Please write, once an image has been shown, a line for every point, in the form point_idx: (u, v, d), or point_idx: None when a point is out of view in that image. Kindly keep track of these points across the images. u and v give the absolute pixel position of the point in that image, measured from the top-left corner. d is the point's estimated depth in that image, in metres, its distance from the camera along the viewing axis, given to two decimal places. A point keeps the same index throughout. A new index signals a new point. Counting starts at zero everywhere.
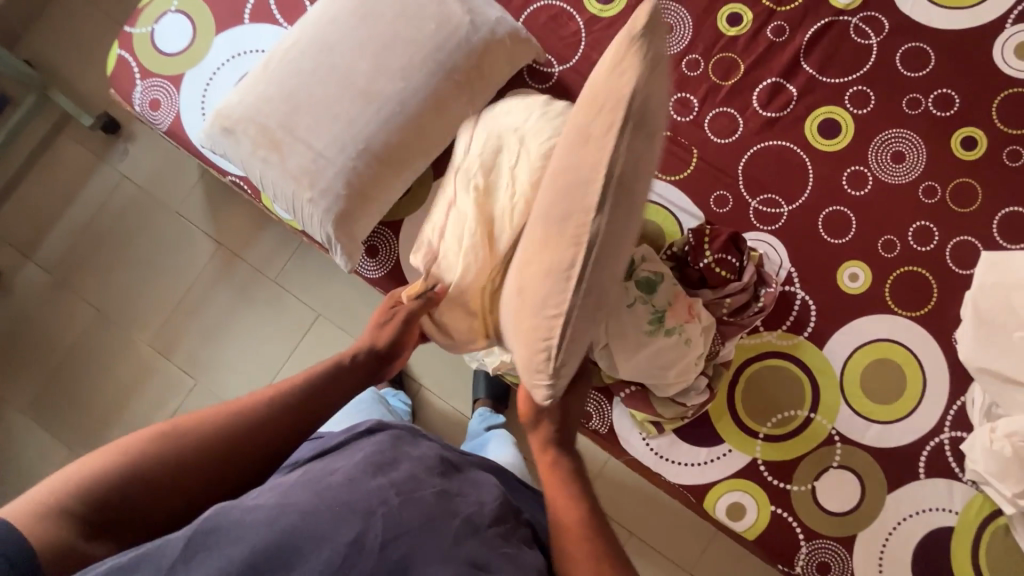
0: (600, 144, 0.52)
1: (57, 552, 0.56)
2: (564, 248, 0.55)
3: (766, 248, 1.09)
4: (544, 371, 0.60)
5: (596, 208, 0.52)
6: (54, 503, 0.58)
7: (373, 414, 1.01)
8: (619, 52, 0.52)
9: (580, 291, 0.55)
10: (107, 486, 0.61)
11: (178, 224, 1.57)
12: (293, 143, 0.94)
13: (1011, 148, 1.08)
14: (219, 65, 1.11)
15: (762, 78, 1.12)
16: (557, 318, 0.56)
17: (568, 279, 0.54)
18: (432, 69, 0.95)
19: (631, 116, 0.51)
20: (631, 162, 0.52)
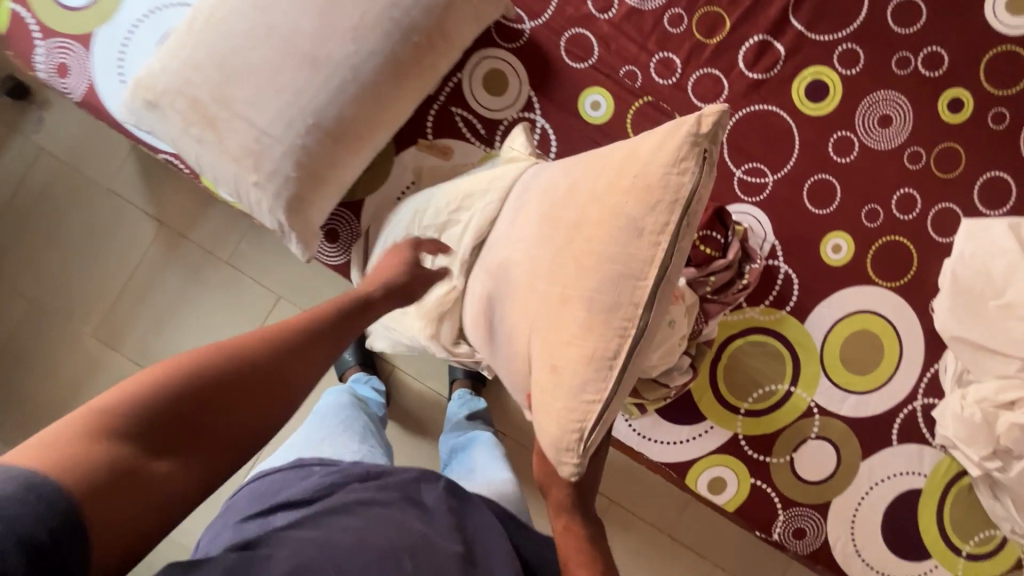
0: (651, 243, 0.56)
1: (112, 481, 0.48)
2: (604, 336, 0.57)
3: (750, 221, 1.05)
4: (575, 451, 0.58)
5: (643, 304, 0.57)
6: (103, 427, 0.50)
7: (353, 423, 0.95)
8: (665, 154, 0.56)
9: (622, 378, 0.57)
10: (150, 418, 0.53)
11: (112, 202, 1.41)
12: (230, 120, 0.82)
13: (997, 111, 1.05)
14: (135, 23, 0.95)
15: (748, 36, 1.04)
16: (597, 401, 0.57)
17: (611, 367, 0.56)
18: (387, 29, 0.83)
19: (682, 220, 0.56)
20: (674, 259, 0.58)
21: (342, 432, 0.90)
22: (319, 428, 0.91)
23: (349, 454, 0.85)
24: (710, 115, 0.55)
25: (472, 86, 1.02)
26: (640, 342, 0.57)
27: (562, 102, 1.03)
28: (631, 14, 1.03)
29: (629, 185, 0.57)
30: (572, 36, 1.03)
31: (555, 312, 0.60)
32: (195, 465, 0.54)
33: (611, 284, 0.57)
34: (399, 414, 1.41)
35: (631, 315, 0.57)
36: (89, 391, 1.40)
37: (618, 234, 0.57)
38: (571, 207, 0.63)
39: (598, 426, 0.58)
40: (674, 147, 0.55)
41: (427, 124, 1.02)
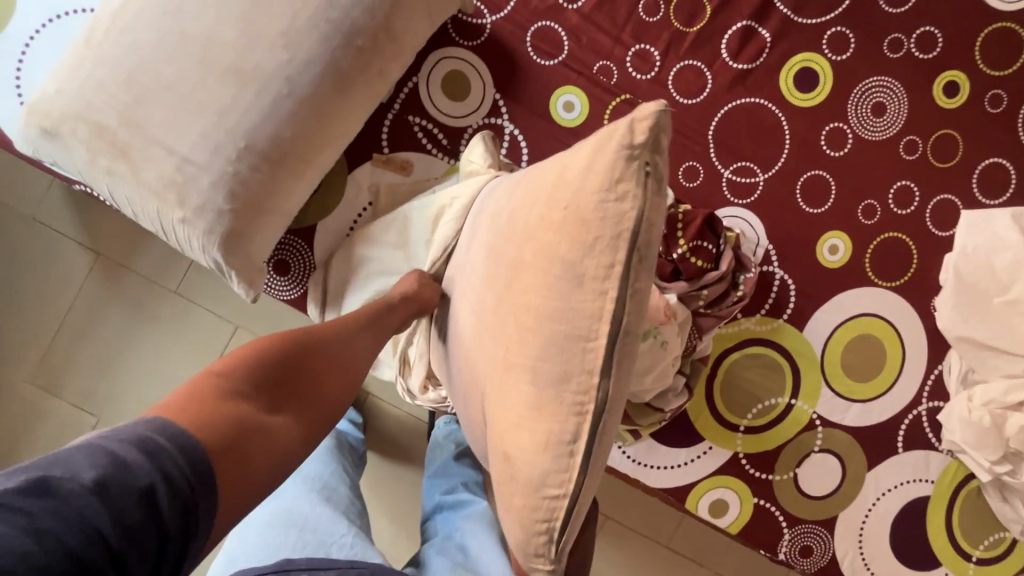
0: (597, 291, 0.44)
1: (239, 431, 0.51)
2: (556, 419, 0.46)
3: (741, 224, 0.97)
4: (547, 555, 0.48)
5: (602, 370, 0.44)
6: (220, 391, 0.52)
7: (340, 496, 0.84)
8: (596, 173, 0.44)
9: (586, 470, 0.45)
10: (257, 382, 0.55)
11: (38, 233, 1.27)
12: (145, 147, 0.70)
13: (994, 93, 0.98)
14: (31, 34, 0.81)
15: (730, 23, 0.95)
16: (562, 497, 0.46)
17: (572, 454, 0.45)
18: (324, 32, 0.72)
19: (633, 255, 0.44)
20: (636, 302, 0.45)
21: (323, 517, 0.79)
22: (301, 505, 0.80)
23: (339, 546, 0.74)
24: (649, 115, 0.42)
25: (430, 91, 0.91)
26: (603, 418, 0.45)
27: (532, 104, 0.93)
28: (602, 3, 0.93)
29: (562, 220, 0.46)
30: (538, 30, 0.93)
31: (506, 387, 0.50)
32: (299, 425, 0.57)
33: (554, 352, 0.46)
34: (377, 443, 1.31)
35: (584, 388, 0.45)
36: (29, 443, 1.27)
37: (555, 286, 0.46)
38: (511, 254, 0.54)
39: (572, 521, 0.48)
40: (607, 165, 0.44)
41: (383, 135, 0.91)
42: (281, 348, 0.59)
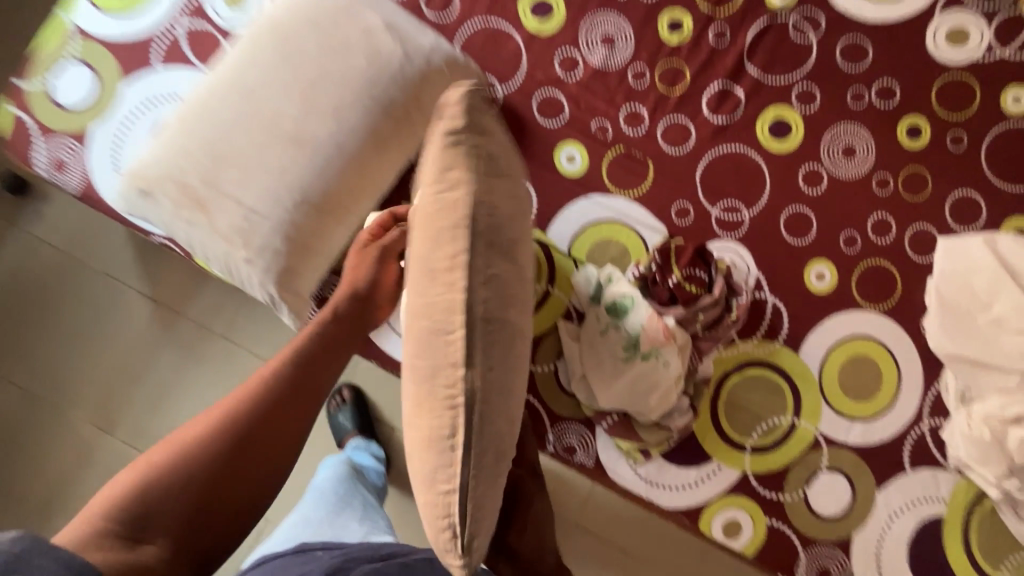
0: (448, 281, 0.47)
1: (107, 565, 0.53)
2: (435, 415, 0.47)
3: (731, 256, 1.07)
4: (455, 554, 0.47)
5: (463, 357, 0.46)
6: (97, 521, 0.56)
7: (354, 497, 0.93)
8: (436, 169, 0.50)
9: (468, 457, 0.46)
10: (130, 507, 0.56)
11: (108, 286, 1.43)
12: (220, 201, 0.86)
13: (954, 134, 1.10)
14: (129, 116, 1.00)
15: (708, 85, 1.10)
16: (453, 493, 0.46)
17: (453, 448, 0.46)
18: (366, 106, 0.89)
19: (473, 237, 0.48)
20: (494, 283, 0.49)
21: (341, 512, 0.88)
22: (318, 511, 0.88)
23: (352, 535, 0.82)
24: (456, 113, 0.52)
25: None
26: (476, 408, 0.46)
27: (539, 159, 1.08)
28: (596, 73, 1.10)
29: (419, 222, 0.51)
30: (543, 97, 1.09)
31: (405, 391, 0.53)
32: (177, 539, 0.57)
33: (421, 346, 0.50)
34: (401, 477, 1.37)
35: (453, 380, 0.46)
36: (83, 479, 1.37)
37: (417, 284, 0.50)
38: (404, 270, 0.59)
39: (475, 515, 0.47)
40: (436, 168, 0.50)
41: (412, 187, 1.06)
42: (176, 450, 0.59)
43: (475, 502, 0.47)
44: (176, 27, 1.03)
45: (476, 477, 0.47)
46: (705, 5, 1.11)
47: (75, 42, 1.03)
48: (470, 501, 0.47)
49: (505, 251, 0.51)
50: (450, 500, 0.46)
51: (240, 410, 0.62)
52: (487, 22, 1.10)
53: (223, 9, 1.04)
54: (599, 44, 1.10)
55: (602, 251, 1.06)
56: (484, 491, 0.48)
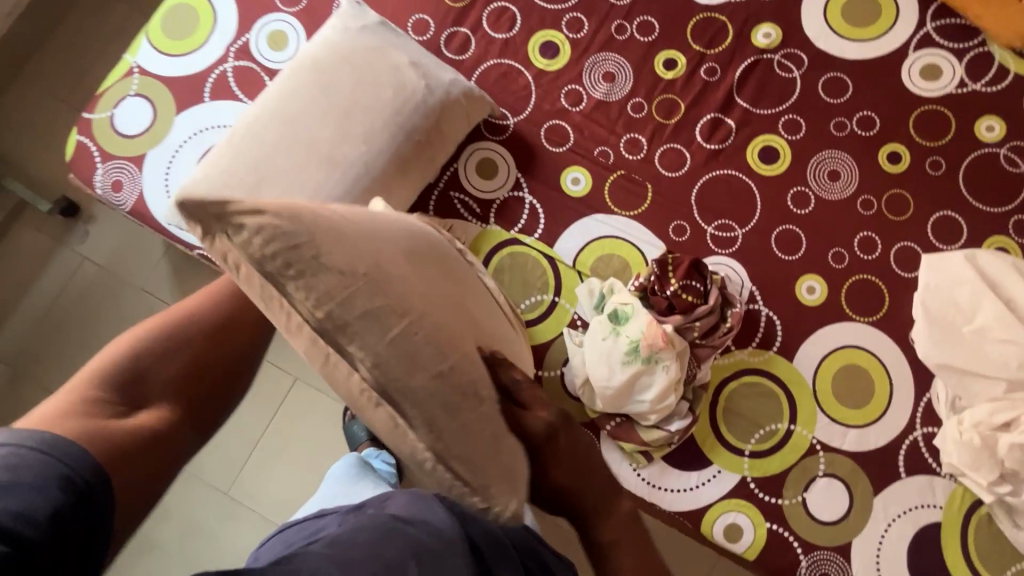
0: (309, 334, 0.53)
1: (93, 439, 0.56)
2: (381, 416, 0.56)
3: (726, 270, 1.15)
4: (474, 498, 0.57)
5: (355, 370, 0.54)
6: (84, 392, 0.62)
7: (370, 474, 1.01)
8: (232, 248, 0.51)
9: (416, 427, 0.55)
10: (118, 380, 0.65)
11: (143, 300, 1.52)
12: None
13: (932, 159, 1.18)
14: (181, 142, 1.13)
15: (701, 116, 1.20)
16: (429, 454, 0.56)
17: (400, 424, 0.56)
18: (393, 133, 1.00)
19: (291, 281, 0.50)
20: (346, 287, 0.51)
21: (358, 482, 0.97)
22: (336, 488, 0.95)
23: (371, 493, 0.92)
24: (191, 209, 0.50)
25: (467, 172, 1.17)
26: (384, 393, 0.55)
27: (547, 181, 1.18)
28: (598, 105, 1.21)
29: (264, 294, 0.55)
30: (551, 126, 1.20)
31: None
32: (167, 411, 0.65)
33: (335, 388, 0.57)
34: None
35: (362, 385, 0.54)
36: None
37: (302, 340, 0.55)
38: None
39: (479, 464, 0.57)
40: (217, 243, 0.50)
41: (431, 206, 1.16)
42: (162, 331, 0.69)
43: (472, 457, 0.56)
44: (226, 66, 1.17)
45: (457, 439, 0.56)
46: (697, 46, 1.23)
47: (137, 79, 1.17)
48: (452, 462, 0.56)
49: (338, 271, 0.51)
50: (452, 469, 0.56)
51: (217, 312, 0.73)
52: (500, 61, 1.23)
53: (267, 51, 1.18)
54: (601, 80, 1.22)
55: (605, 265, 1.14)
56: (474, 445, 0.57)
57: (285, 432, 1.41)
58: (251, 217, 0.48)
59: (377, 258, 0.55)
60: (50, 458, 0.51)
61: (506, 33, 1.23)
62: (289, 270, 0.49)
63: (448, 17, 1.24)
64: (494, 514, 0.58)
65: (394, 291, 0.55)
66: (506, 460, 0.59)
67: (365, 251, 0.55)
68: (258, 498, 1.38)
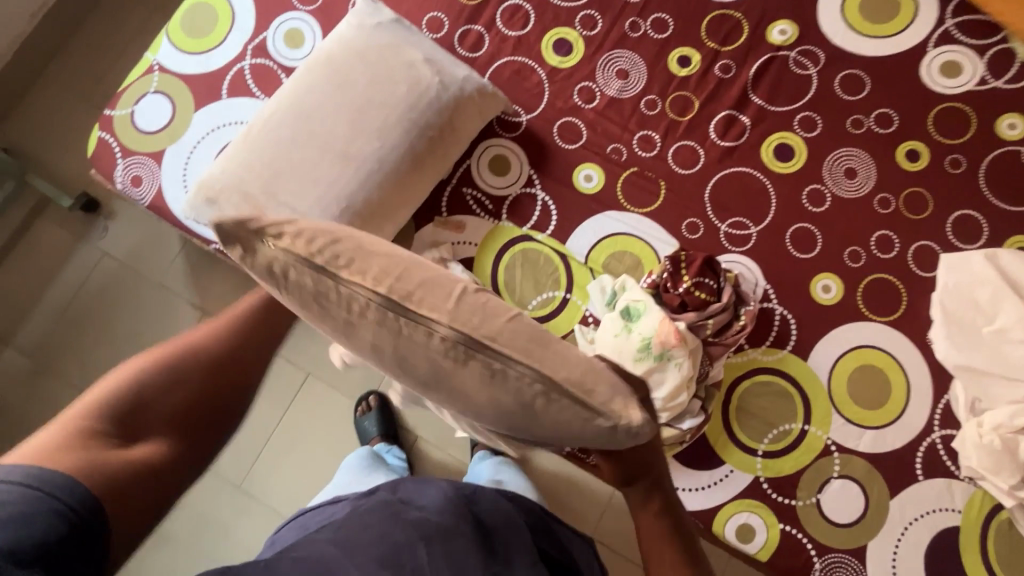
0: (376, 317, 0.53)
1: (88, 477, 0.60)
2: (487, 384, 0.53)
3: (740, 268, 1.14)
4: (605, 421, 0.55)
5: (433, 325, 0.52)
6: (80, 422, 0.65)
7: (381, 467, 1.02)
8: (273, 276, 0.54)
9: (511, 360, 0.52)
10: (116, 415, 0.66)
11: (160, 295, 1.55)
12: (276, 209, 0.97)
13: (952, 157, 1.16)
14: (199, 139, 1.14)
15: (715, 113, 1.20)
16: (538, 385, 0.53)
17: (504, 369, 0.53)
18: (407, 128, 1.01)
19: (329, 271, 0.52)
20: (392, 261, 0.54)
21: (368, 474, 0.97)
22: (346, 478, 0.97)
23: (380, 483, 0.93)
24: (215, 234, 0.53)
25: (479, 169, 1.18)
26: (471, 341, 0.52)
27: (559, 178, 1.18)
28: (612, 102, 1.21)
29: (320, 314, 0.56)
30: (564, 123, 1.20)
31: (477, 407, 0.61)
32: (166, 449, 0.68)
33: (411, 369, 0.55)
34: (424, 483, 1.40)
35: (446, 335, 0.52)
36: None
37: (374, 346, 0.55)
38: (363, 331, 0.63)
39: (587, 378, 0.55)
40: (264, 259, 0.53)
41: (443, 203, 1.17)
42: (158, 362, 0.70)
43: (580, 379, 0.54)
44: (243, 63, 1.18)
45: (556, 367, 0.54)
46: (711, 43, 1.22)
47: (157, 77, 1.19)
48: (563, 388, 0.53)
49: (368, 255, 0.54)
50: (567, 399, 0.54)
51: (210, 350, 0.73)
52: (514, 59, 1.23)
53: (284, 48, 1.19)
54: (614, 77, 1.21)
55: (617, 262, 1.14)
56: (574, 371, 0.54)
57: (298, 426, 1.42)
58: (287, 224, 0.53)
59: (414, 243, 0.59)
60: (41, 493, 0.58)
61: (519, 31, 1.24)
62: (335, 258, 0.52)
63: (462, 15, 1.25)
64: (623, 424, 0.55)
65: (439, 260, 0.58)
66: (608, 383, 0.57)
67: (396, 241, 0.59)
68: (270, 492, 1.40)
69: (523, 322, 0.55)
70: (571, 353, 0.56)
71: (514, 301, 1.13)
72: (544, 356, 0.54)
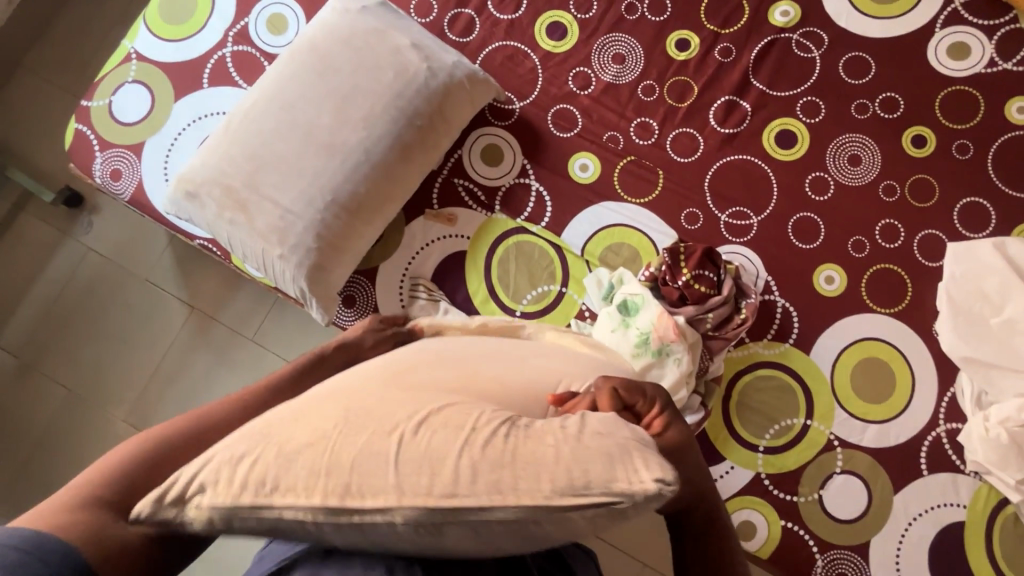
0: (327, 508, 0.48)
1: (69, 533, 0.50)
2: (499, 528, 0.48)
3: (741, 260, 1.11)
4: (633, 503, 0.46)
5: (381, 503, 0.48)
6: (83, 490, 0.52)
7: None
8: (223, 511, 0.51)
9: (491, 496, 0.46)
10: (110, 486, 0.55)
11: (148, 291, 1.51)
12: (259, 203, 0.94)
13: (960, 142, 1.12)
14: (180, 130, 1.10)
15: (715, 99, 1.16)
16: (527, 507, 0.46)
17: (487, 513, 0.47)
18: (394, 117, 0.97)
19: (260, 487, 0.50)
20: (314, 456, 0.50)
21: None
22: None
23: None
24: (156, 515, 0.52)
25: (471, 159, 1.14)
26: (424, 506, 0.47)
27: (554, 168, 1.14)
28: (608, 88, 1.16)
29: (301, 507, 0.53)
30: (558, 111, 1.16)
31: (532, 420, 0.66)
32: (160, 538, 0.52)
33: (397, 546, 0.51)
34: None
35: (398, 502, 0.47)
36: None
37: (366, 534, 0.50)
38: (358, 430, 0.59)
39: (576, 473, 0.46)
40: (200, 524, 0.51)
41: (435, 195, 1.14)
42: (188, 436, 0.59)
43: (570, 481, 0.46)
44: (224, 50, 1.14)
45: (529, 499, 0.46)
46: (711, 25, 1.18)
47: (135, 66, 1.14)
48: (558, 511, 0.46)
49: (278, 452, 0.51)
50: (570, 511, 0.47)
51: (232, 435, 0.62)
52: (505, 43, 1.18)
53: (266, 34, 1.14)
54: (610, 61, 1.17)
55: (615, 254, 1.10)
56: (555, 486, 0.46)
57: None
58: (192, 485, 0.51)
59: (331, 409, 0.55)
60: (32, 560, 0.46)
61: (511, 14, 1.19)
62: (256, 492, 0.50)
63: None
64: (642, 500, 0.46)
65: (357, 416, 0.53)
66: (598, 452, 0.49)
67: (316, 412, 0.55)
68: None
69: (480, 444, 0.49)
70: (543, 445, 0.48)
71: (509, 296, 1.09)
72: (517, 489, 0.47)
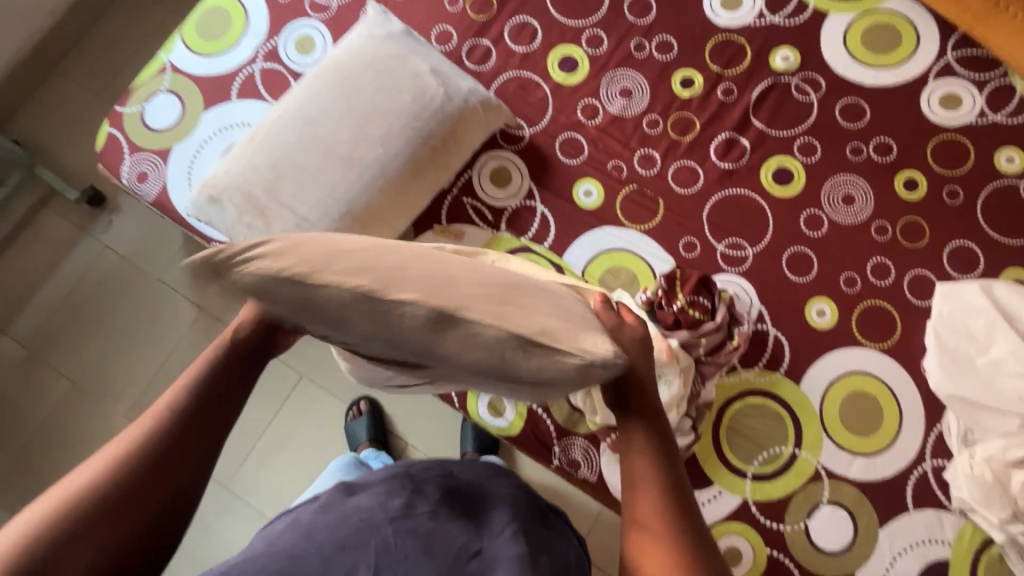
0: (350, 277, 0.54)
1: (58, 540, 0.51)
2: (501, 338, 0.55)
3: (735, 289, 1.15)
4: (611, 357, 0.56)
5: (422, 313, 0.53)
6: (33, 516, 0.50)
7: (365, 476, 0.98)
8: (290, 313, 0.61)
9: (497, 333, 0.55)
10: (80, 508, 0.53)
11: (158, 290, 1.56)
12: (276, 210, 0.99)
13: (950, 188, 1.17)
14: (205, 139, 1.16)
15: (716, 134, 1.21)
16: (518, 340, 0.55)
17: (500, 347, 0.55)
18: (410, 136, 1.03)
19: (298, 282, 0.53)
20: (363, 258, 0.56)
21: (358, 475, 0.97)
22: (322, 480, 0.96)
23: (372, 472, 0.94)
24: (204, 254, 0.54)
25: (480, 180, 1.19)
26: (453, 326, 0.54)
27: (559, 192, 1.19)
28: (614, 120, 1.22)
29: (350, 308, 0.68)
30: (565, 138, 1.21)
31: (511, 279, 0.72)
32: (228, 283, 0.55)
33: (417, 338, 0.55)
34: None
35: (432, 304, 0.54)
36: None
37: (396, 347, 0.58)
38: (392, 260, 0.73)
39: (551, 329, 0.56)
40: (252, 280, 0.54)
41: (443, 213, 1.18)
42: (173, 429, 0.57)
43: (551, 333, 0.56)
44: (253, 67, 1.21)
45: (495, 287, 0.60)
46: (714, 66, 1.24)
47: (169, 77, 1.21)
48: (533, 340, 0.55)
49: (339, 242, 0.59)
50: (544, 353, 0.55)
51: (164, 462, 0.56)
52: (518, 74, 1.25)
53: (294, 54, 1.22)
54: (618, 94, 1.23)
55: (614, 277, 1.15)
56: (538, 317, 0.57)
57: (290, 427, 1.45)
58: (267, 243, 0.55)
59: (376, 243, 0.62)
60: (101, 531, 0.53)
61: (526, 47, 1.26)
62: (307, 268, 0.54)
63: (470, 29, 1.27)
64: (589, 359, 0.55)
65: (417, 261, 0.60)
66: (543, 306, 0.61)
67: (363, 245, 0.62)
68: (256, 494, 1.41)
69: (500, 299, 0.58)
70: (535, 314, 0.58)
71: None
72: (512, 318, 0.56)
